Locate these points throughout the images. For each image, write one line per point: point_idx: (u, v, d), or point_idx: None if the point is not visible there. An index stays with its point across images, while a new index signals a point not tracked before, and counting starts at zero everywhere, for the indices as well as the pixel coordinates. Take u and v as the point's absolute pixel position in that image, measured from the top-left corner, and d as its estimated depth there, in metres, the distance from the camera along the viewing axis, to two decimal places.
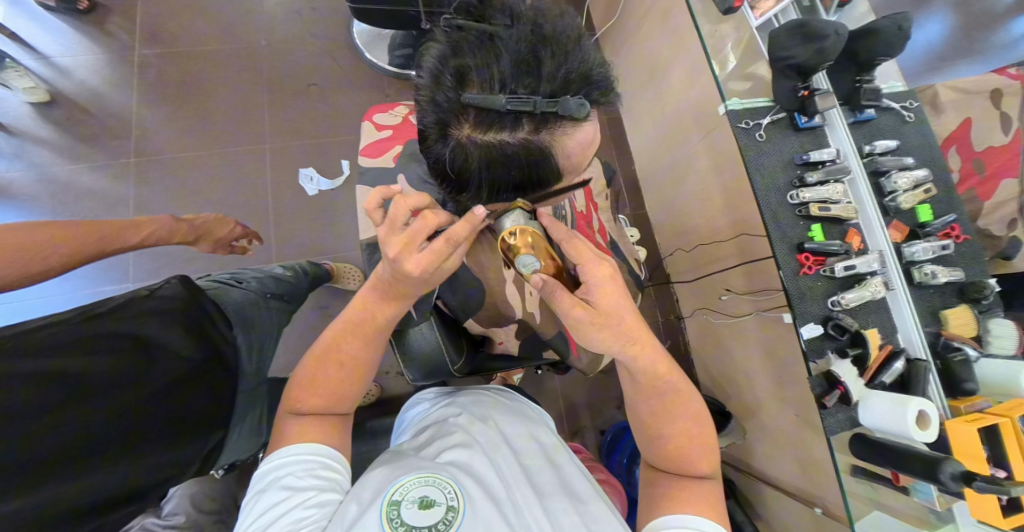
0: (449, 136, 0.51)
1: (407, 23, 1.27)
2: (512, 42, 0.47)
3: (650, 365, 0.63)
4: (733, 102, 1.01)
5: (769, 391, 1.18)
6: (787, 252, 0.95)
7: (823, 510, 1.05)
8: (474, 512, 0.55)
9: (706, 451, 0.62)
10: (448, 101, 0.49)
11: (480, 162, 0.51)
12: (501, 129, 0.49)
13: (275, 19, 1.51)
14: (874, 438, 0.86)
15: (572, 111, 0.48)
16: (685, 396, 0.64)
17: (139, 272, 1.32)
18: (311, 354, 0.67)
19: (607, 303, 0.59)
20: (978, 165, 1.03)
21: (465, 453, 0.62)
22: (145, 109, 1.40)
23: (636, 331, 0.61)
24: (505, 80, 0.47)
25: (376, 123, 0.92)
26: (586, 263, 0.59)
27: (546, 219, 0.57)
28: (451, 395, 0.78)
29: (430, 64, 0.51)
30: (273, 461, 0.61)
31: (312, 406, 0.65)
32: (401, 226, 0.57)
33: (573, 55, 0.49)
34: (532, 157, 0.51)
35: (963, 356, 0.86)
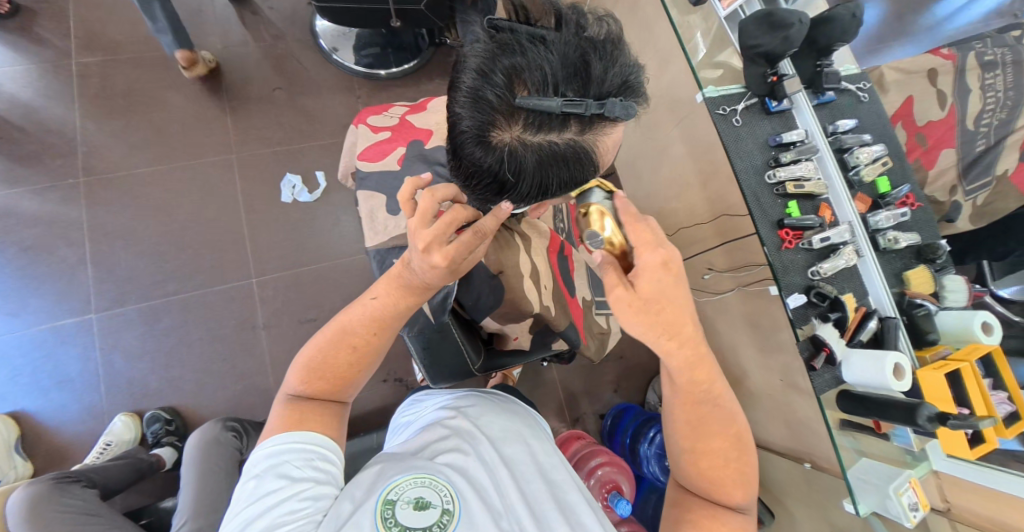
0: (495, 137, 0.52)
1: (377, 21, 1.23)
2: (565, 49, 0.50)
3: (681, 374, 0.61)
4: (710, 90, 1.05)
5: (754, 361, 1.26)
6: (769, 229, 1.01)
7: (812, 465, 1.15)
8: (469, 518, 0.55)
9: (740, 481, 0.62)
10: (497, 100, 0.50)
11: (533, 163, 0.53)
12: (550, 130, 0.52)
13: (228, 21, 1.42)
14: (858, 392, 0.94)
15: (618, 113, 0.52)
16: (723, 416, 0.63)
17: (101, 301, 1.19)
18: (322, 337, 0.63)
19: (649, 288, 0.56)
20: (921, 138, 1.14)
21: (461, 457, 0.62)
22: (88, 122, 1.28)
23: (671, 324, 0.57)
24: (557, 84, 0.50)
25: (372, 126, 0.91)
26: (643, 253, 0.56)
27: (621, 202, 0.59)
28: (452, 394, 0.77)
29: (475, 62, 0.51)
30: (278, 442, 0.57)
31: (318, 391, 0.62)
32: (431, 217, 0.56)
33: (616, 61, 0.53)
34: (577, 155, 0.54)
35: (925, 311, 0.96)
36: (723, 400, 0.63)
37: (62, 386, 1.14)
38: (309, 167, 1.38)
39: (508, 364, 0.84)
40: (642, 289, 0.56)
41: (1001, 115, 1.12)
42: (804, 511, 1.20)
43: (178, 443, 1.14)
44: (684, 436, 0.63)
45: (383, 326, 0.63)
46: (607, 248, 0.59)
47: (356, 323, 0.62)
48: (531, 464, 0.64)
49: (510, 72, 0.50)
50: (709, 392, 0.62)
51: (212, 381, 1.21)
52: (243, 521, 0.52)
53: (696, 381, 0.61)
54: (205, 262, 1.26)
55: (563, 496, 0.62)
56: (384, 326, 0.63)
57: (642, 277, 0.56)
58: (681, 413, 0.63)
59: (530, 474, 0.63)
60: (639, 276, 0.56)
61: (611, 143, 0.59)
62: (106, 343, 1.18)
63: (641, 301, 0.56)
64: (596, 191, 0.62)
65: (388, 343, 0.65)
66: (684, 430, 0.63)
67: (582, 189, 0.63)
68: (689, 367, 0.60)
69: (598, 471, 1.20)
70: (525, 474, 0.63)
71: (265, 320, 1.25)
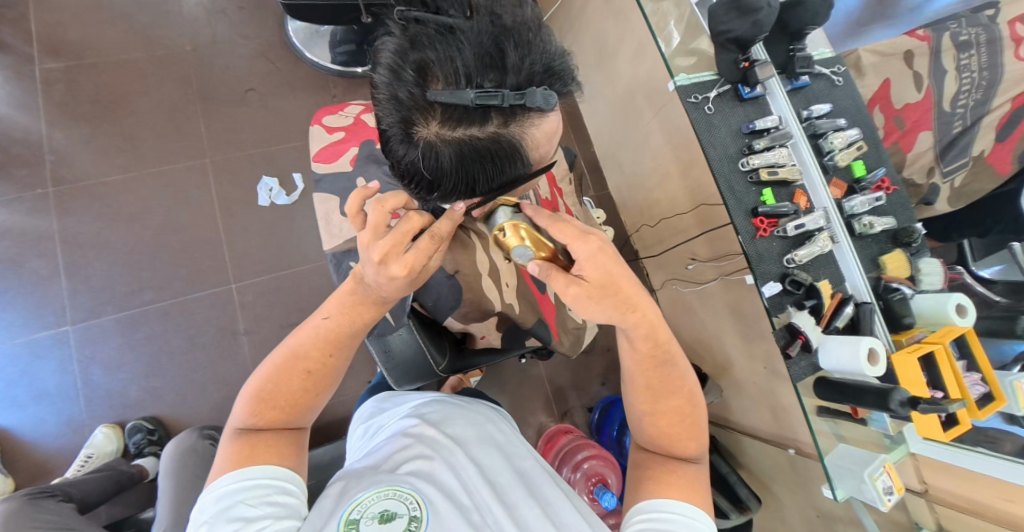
0: (415, 134, 0.51)
1: (347, 18, 1.21)
2: (476, 38, 0.48)
3: (644, 339, 0.62)
4: (681, 78, 1.05)
5: (738, 350, 1.27)
6: (743, 217, 1.00)
7: (796, 451, 1.16)
8: (439, 518, 0.56)
9: (695, 435, 0.63)
10: (411, 97, 0.49)
11: (456, 159, 0.52)
12: (470, 125, 0.50)
13: (196, 21, 1.39)
14: (834, 379, 0.94)
15: (539, 103, 0.50)
16: (680, 375, 0.64)
17: (79, 311, 1.19)
18: (271, 364, 0.64)
19: (596, 275, 0.58)
20: (898, 122, 1.13)
21: (425, 463, 0.62)
22: (56, 131, 1.26)
23: (625, 301, 0.59)
24: (471, 75, 0.48)
25: (326, 126, 0.89)
26: (574, 243, 0.57)
27: (530, 211, 0.59)
28: (413, 403, 0.75)
29: (387, 59, 0.50)
30: (233, 482, 0.56)
31: (271, 420, 0.62)
32: (383, 230, 0.57)
33: (535, 47, 0.51)
34: (502, 150, 0.52)
35: (901, 295, 0.96)
36: (679, 361, 0.65)
37: (40, 400, 1.14)
38: (286, 170, 1.36)
39: (480, 362, 0.83)
40: (593, 278, 0.58)
41: (977, 96, 1.10)
42: (790, 496, 1.22)
43: (161, 452, 1.14)
44: (643, 399, 0.64)
45: (338, 342, 0.65)
46: (539, 257, 0.59)
47: (308, 346, 0.64)
48: (497, 462, 0.65)
49: (421, 66, 0.48)
50: (668, 352, 0.63)
51: (194, 388, 1.21)
52: None
53: (658, 343, 0.63)
54: (182, 269, 1.25)
55: (534, 485, 0.64)
56: (339, 345, 0.65)
57: (588, 268, 0.57)
58: (640, 376, 0.64)
59: (497, 472, 0.63)
60: (583, 269, 0.58)
61: (545, 135, 0.56)
62: (85, 355, 1.17)
63: (596, 289, 0.58)
64: (504, 210, 0.59)
65: (347, 360, 0.68)
66: (643, 391, 0.64)
67: (490, 211, 0.60)
68: (648, 332, 0.62)
69: (584, 464, 1.22)
70: (494, 472, 0.63)
71: (246, 325, 1.25)
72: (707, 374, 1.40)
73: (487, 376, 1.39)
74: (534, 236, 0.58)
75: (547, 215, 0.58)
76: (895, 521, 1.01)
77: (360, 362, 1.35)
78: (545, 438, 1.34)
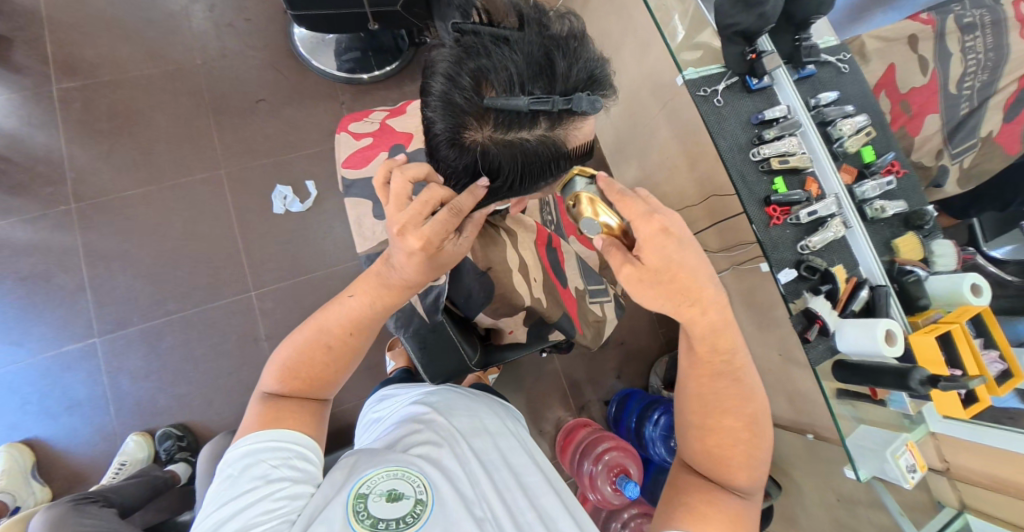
0: (467, 138, 0.53)
1: (354, 25, 1.23)
2: (528, 48, 0.50)
3: (702, 341, 0.60)
4: (689, 72, 1.04)
5: (752, 338, 1.28)
6: (756, 206, 1.01)
7: (815, 435, 1.18)
8: (441, 507, 0.58)
9: (747, 464, 0.61)
10: (467, 104, 0.51)
11: (505, 160, 0.54)
12: (520, 129, 0.53)
13: (205, 35, 1.41)
14: (853, 361, 0.95)
15: (586, 108, 0.51)
16: (739, 394, 0.62)
17: (104, 324, 1.21)
18: (299, 337, 0.65)
19: (654, 259, 0.54)
20: (905, 106, 1.15)
21: (433, 448, 0.65)
22: (74, 148, 1.28)
23: (686, 291, 0.56)
24: (524, 83, 0.51)
25: (354, 133, 0.92)
26: (639, 225, 0.54)
27: (605, 184, 0.56)
28: (421, 390, 0.81)
29: (443, 67, 0.52)
30: (252, 442, 0.58)
31: (293, 390, 0.64)
32: (405, 202, 0.55)
33: (580, 56, 0.53)
34: (548, 150, 0.56)
35: (915, 277, 0.97)
36: (742, 376, 0.62)
37: (72, 411, 1.16)
38: (300, 177, 1.38)
39: (506, 358, 0.88)
40: (650, 262, 0.55)
41: (982, 77, 1.11)
42: (810, 480, 1.23)
43: (192, 458, 1.16)
44: (695, 411, 0.64)
45: (362, 325, 0.65)
46: (606, 233, 0.57)
47: (332, 323, 0.64)
48: (498, 458, 0.68)
49: (477, 75, 0.50)
50: (728, 364, 0.62)
51: (219, 395, 1.23)
52: (218, 521, 0.53)
53: (716, 351, 0.61)
54: (202, 279, 1.27)
55: (530, 486, 0.67)
56: (362, 327, 0.65)
57: (646, 251, 0.54)
58: (696, 385, 0.63)
59: (497, 467, 0.67)
60: (641, 251, 0.55)
61: (582, 136, 0.59)
62: (112, 366, 1.19)
63: (650, 274, 0.55)
64: (578, 179, 0.56)
65: (368, 339, 0.68)
66: (696, 407, 0.63)
67: (564, 180, 0.58)
68: (712, 333, 0.60)
69: (605, 455, 1.24)
70: (494, 466, 0.67)
71: (267, 332, 1.27)
72: None
73: (504, 373, 1.41)
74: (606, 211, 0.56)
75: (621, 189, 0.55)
76: (917, 501, 1.02)
77: (380, 364, 1.36)
78: (564, 432, 1.36)
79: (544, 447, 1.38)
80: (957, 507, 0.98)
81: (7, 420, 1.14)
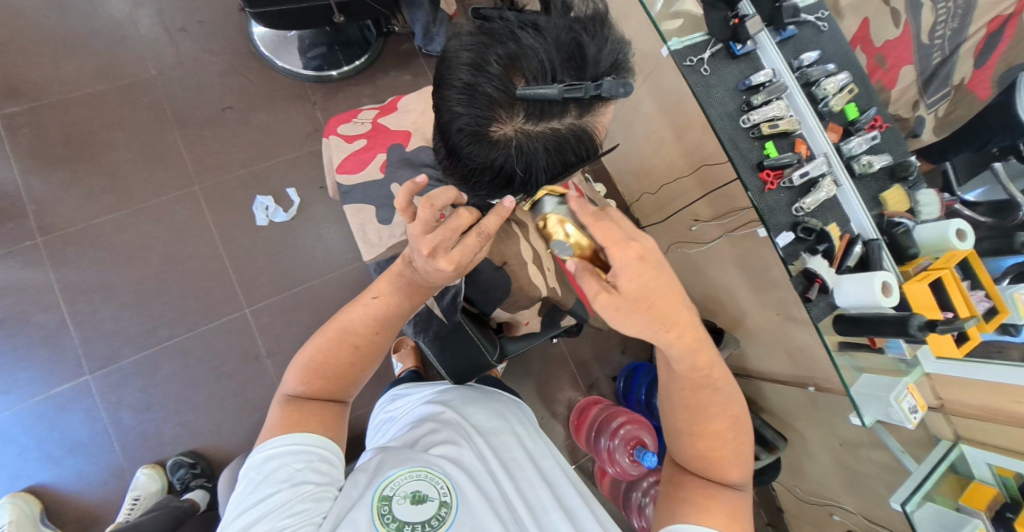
0: (497, 132, 0.50)
1: (319, 19, 1.16)
2: (557, 32, 0.49)
3: (683, 361, 0.60)
4: (674, 42, 1.02)
5: (749, 301, 1.32)
6: (750, 173, 1.02)
7: (816, 387, 1.23)
8: (466, 509, 0.58)
9: (739, 460, 0.65)
10: (497, 93, 0.48)
11: (537, 152, 0.51)
12: (551, 119, 0.50)
13: (157, 42, 1.31)
14: (853, 314, 0.98)
15: (615, 93, 0.50)
16: (722, 400, 0.64)
17: (95, 361, 1.15)
18: (322, 337, 0.64)
19: (634, 289, 0.51)
20: (880, 59, 1.20)
21: (454, 447, 0.64)
22: (28, 177, 1.19)
23: (666, 317, 0.53)
24: (556, 71, 0.48)
25: (344, 135, 0.89)
26: (612, 248, 0.51)
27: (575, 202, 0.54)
28: (433, 389, 0.81)
29: (466, 56, 0.49)
30: (274, 446, 0.56)
31: (318, 390, 0.62)
32: (433, 223, 0.55)
33: (608, 39, 0.52)
34: (577, 140, 0.53)
35: (904, 228, 1.01)
36: (722, 385, 0.64)
37: (75, 453, 1.12)
38: (280, 186, 1.32)
39: (524, 348, 0.89)
40: (627, 290, 0.51)
41: (953, 25, 1.16)
42: (814, 429, 1.30)
43: (209, 484, 1.14)
44: (683, 418, 0.66)
45: (385, 323, 0.65)
46: (577, 254, 0.55)
47: (358, 322, 0.64)
48: (519, 452, 0.69)
49: (507, 62, 0.48)
50: (708, 377, 0.63)
51: (228, 418, 1.19)
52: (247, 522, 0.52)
53: (698, 369, 0.62)
54: (192, 303, 1.22)
55: (552, 483, 0.68)
56: (385, 326, 0.66)
57: (624, 279, 0.51)
58: (679, 393, 0.65)
59: (518, 466, 0.67)
60: (618, 278, 0.51)
61: (605, 123, 0.58)
62: (110, 402, 1.14)
63: (629, 302, 0.51)
64: (550, 198, 0.56)
65: (389, 340, 0.67)
66: (680, 412, 0.66)
67: (534, 200, 0.57)
68: (692, 354, 0.60)
69: (621, 430, 1.27)
70: (515, 462, 0.68)
71: (268, 348, 1.24)
72: (722, 328, 1.46)
73: (513, 362, 1.41)
74: (578, 232, 0.54)
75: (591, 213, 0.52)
76: (915, 437, 1.09)
77: (388, 369, 1.34)
78: (577, 412, 1.39)
79: (560, 428, 1.41)
80: (953, 439, 1.05)
81: (6, 470, 1.09)
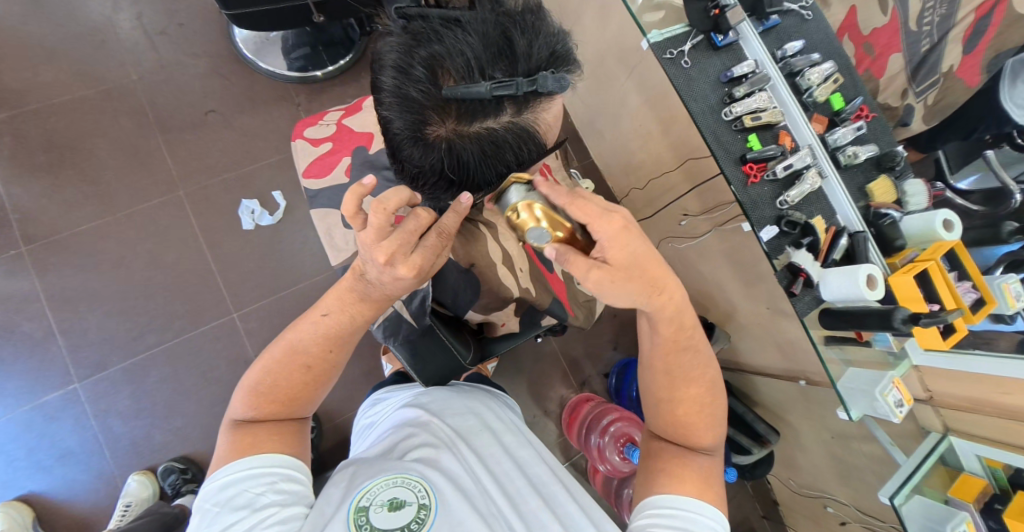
0: (430, 134, 0.49)
1: (297, 19, 1.15)
2: (483, 28, 0.48)
3: (667, 321, 0.62)
4: (654, 35, 1.00)
5: (738, 294, 1.31)
6: (732, 166, 1.01)
7: (807, 381, 1.23)
8: (446, 508, 0.57)
9: (711, 425, 0.66)
10: (423, 96, 0.48)
11: (475, 154, 0.51)
12: (486, 117, 0.49)
13: (137, 47, 1.31)
14: (839, 308, 0.96)
15: (552, 87, 0.48)
16: (701, 364, 0.67)
17: (83, 368, 1.16)
18: (271, 359, 0.64)
19: (620, 257, 0.53)
20: (868, 47, 1.18)
21: (430, 451, 0.64)
22: (10, 187, 1.19)
23: (654, 278, 0.57)
24: (483, 67, 0.47)
25: (311, 139, 0.89)
26: (596, 221, 0.51)
27: (546, 187, 0.50)
28: (409, 393, 0.81)
29: (392, 59, 0.49)
30: (231, 474, 0.57)
31: (269, 413, 0.63)
32: (387, 230, 0.53)
33: (541, 32, 0.50)
34: (519, 137, 0.52)
35: (891, 219, 0.99)
36: (702, 348, 0.67)
37: (65, 461, 1.13)
38: (266, 190, 1.32)
39: (502, 349, 0.89)
40: (617, 260, 0.54)
41: (941, 11, 1.12)
42: (805, 422, 1.30)
43: (198, 488, 1.15)
44: (663, 387, 0.67)
45: (336, 339, 0.65)
46: (556, 240, 0.52)
47: (308, 341, 0.64)
48: (498, 450, 0.69)
49: (431, 63, 0.47)
50: (691, 339, 0.65)
51: (217, 423, 1.20)
52: None
53: (681, 327, 0.64)
54: (180, 308, 1.22)
55: (534, 477, 0.68)
56: (339, 342, 0.66)
57: (613, 249, 0.53)
58: (661, 359, 0.66)
59: (498, 463, 0.67)
60: (608, 251, 0.53)
61: (552, 117, 0.57)
62: (99, 409, 1.16)
63: (620, 271, 0.54)
64: (515, 187, 0.51)
65: (345, 356, 0.68)
66: (660, 379, 0.67)
67: (500, 192, 0.52)
68: (675, 316, 0.62)
69: (611, 427, 1.27)
70: (495, 461, 0.67)
71: (256, 352, 1.24)
72: (713, 322, 1.45)
73: (503, 361, 1.41)
74: (550, 215, 0.50)
75: (567, 191, 0.51)
76: (905, 430, 1.08)
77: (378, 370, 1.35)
78: (567, 410, 1.39)
79: (551, 426, 1.41)
80: (941, 431, 1.05)
81: None
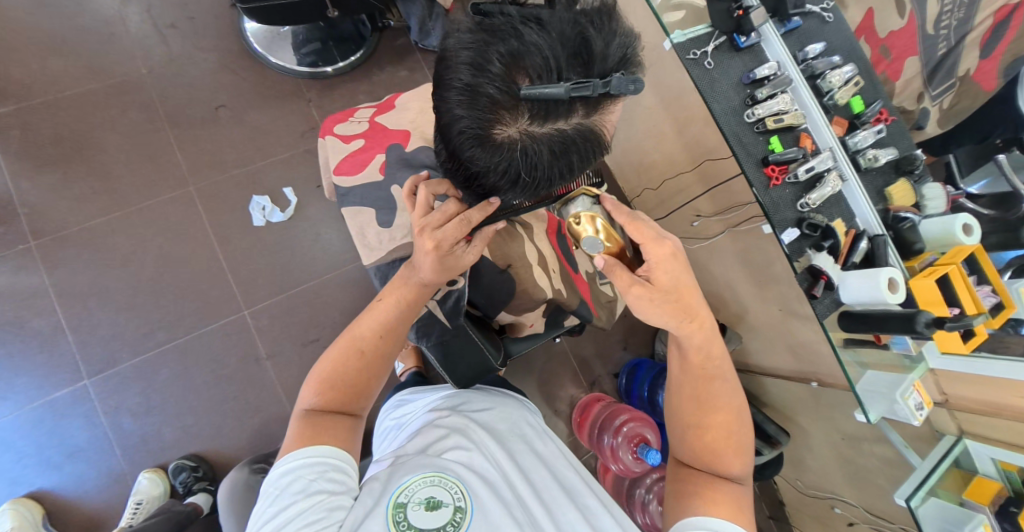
0: (501, 135, 0.48)
1: (312, 14, 1.14)
2: (561, 27, 0.46)
3: (696, 349, 0.66)
4: (677, 35, 0.99)
5: (750, 296, 1.31)
6: (754, 168, 1.00)
7: (819, 383, 1.23)
8: (482, 511, 0.57)
9: (740, 452, 0.65)
10: (499, 95, 0.46)
11: (543, 156, 0.50)
12: (557, 119, 0.49)
13: (147, 40, 1.28)
14: (858, 311, 0.97)
15: (626, 89, 0.47)
16: (727, 390, 0.66)
17: (93, 365, 1.14)
18: (334, 348, 0.66)
19: (663, 279, 0.60)
20: (886, 50, 1.16)
21: (466, 453, 0.63)
22: (18, 180, 1.16)
23: (687, 307, 0.62)
24: (561, 69, 0.46)
25: (341, 136, 0.87)
26: (647, 243, 0.59)
27: (610, 204, 0.58)
28: (437, 394, 0.80)
29: (466, 55, 0.47)
30: (293, 454, 0.57)
31: (329, 401, 0.63)
32: (429, 210, 0.62)
33: (615, 31, 0.49)
34: (584, 140, 0.51)
35: (910, 223, 0.98)
36: (728, 376, 0.67)
37: (74, 459, 1.10)
38: (276, 186, 1.30)
39: (526, 348, 0.90)
40: (659, 280, 0.60)
41: (959, 15, 1.14)
42: (815, 423, 1.30)
43: (210, 487, 1.13)
44: (690, 411, 0.67)
45: (392, 331, 0.67)
46: (607, 251, 0.61)
47: (367, 330, 0.66)
48: (532, 456, 0.69)
49: (509, 60, 0.46)
50: (718, 367, 0.66)
51: (228, 422, 1.18)
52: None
53: (706, 356, 0.66)
54: (189, 306, 1.20)
55: (567, 486, 0.67)
56: (392, 331, 0.67)
57: (657, 271, 0.60)
58: (686, 385, 0.67)
59: (534, 469, 0.66)
60: (652, 270, 0.60)
61: (613, 119, 0.56)
62: (109, 406, 1.13)
63: (659, 292, 0.60)
64: (584, 198, 0.59)
65: (395, 349, 0.68)
66: (688, 402, 0.67)
67: (566, 198, 0.60)
68: (704, 343, 0.65)
69: (624, 427, 1.26)
70: (530, 467, 0.66)
71: (267, 351, 1.22)
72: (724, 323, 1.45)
73: (514, 361, 1.41)
74: (609, 229, 0.60)
75: (628, 212, 0.59)
76: (917, 432, 1.09)
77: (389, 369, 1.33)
78: (579, 410, 1.39)
79: (562, 426, 1.40)
80: (956, 434, 1.05)
81: (5, 477, 1.08)
